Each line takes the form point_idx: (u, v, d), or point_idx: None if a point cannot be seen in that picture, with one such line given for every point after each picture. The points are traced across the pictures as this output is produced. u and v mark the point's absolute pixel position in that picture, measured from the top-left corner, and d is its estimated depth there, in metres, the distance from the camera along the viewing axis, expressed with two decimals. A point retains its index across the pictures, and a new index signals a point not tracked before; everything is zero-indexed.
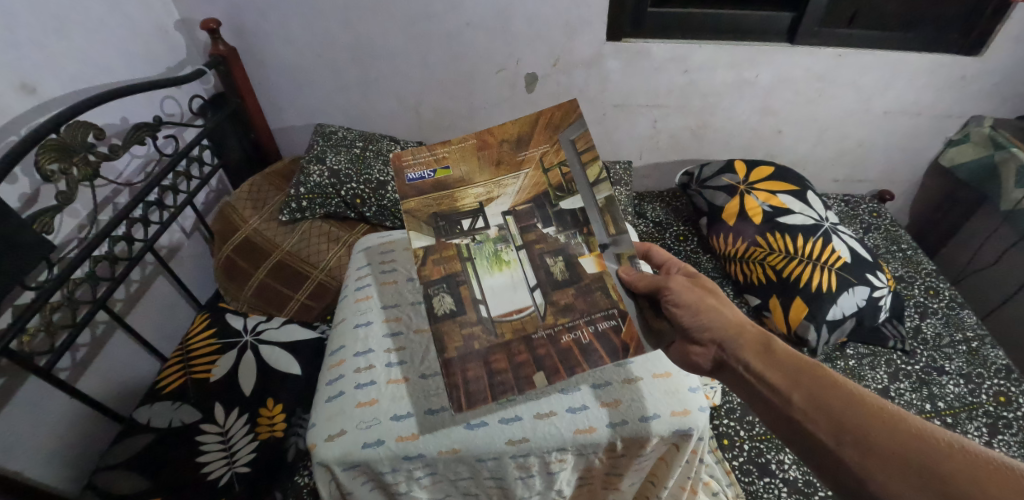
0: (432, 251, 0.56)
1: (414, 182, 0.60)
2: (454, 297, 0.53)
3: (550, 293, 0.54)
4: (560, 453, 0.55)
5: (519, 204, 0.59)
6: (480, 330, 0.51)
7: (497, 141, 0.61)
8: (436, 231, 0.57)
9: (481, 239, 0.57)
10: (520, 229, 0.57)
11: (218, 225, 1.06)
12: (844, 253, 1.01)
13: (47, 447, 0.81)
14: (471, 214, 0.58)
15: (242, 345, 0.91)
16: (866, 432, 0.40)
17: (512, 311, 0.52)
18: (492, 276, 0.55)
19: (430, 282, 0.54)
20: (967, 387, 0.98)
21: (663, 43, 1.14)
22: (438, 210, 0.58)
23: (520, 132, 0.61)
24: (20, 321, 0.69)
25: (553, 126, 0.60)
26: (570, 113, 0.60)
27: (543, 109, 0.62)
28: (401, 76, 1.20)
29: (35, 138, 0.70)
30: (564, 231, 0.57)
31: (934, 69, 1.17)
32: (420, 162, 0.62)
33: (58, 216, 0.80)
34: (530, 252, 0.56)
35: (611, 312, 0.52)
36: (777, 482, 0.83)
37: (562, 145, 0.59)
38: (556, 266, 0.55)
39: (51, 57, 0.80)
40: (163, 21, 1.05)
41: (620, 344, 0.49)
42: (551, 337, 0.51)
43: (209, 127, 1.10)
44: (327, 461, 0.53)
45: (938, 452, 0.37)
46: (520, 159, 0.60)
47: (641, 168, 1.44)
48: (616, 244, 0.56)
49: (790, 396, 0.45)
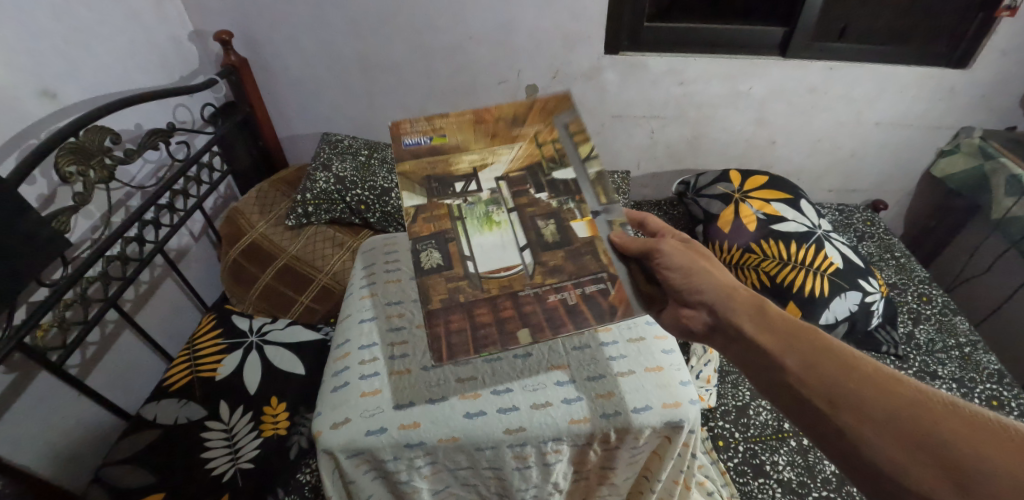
0: (422, 211, 0.57)
1: (409, 147, 0.61)
2: (443, 253, 0.54)
3: (539, 254, 0.55)
4: (556, 443, 0.57)
5: (512, 171, 0.61)
6: (466, 285, 0.52)
7: (494, 117, 0.63)
8: (428, 192, 0.59)
9: (473, 201, 0.59)
10: (511, 193, 0.59)
11: (227, 229, 1.09)
12: (836, 259, 1.03)
13: (54, 441, 0.82)
14: (464, 178, 0.60)
15: (248, 345, 0.93)
16: (865, 396, 0.42)
17: (498, 268, 0.53)
18: (481, 235, 0.56)
19: (418, 238, 0.55)
20: (959, 391, 0.99)
21: (659, 57, 1.18)
22: (433, 173, 0.60)
23: (517, 111, 0.64)
24: (35, 316, 0.72)
25: (549, 110, 0.63)
26: (565, 100, 0.63)
27: (540, 95, 0.65)
28: (406, 88, 1.24)
29: (55, 141, 0.74)
30: (556, 197, 0.58)
31: (923, 82, 1.21)
32: (418, 130, 0.63)
33: (74, 216, 0.83)
34: (521, 215, 0.57)
35: (600, 276, 0.52)
36: (771, 482, 0.84)
37: (556, 126, 0.62)
38: (547, 228, 0.56)
39: (72, 65, 0.84)
40: (178, 32, 1.10)
41: (609, 307, 0.49)
42: (538, 296, 0.52)
43: (220, 135, 1.13)
44: (332, 448, 0.55)
45: (938, 415, 0.39)
46: (515, 134, 0.62)
47: (640, 177, 1.47)
48: (608, 212, 0.56)
49: (786, 362, 0.46)
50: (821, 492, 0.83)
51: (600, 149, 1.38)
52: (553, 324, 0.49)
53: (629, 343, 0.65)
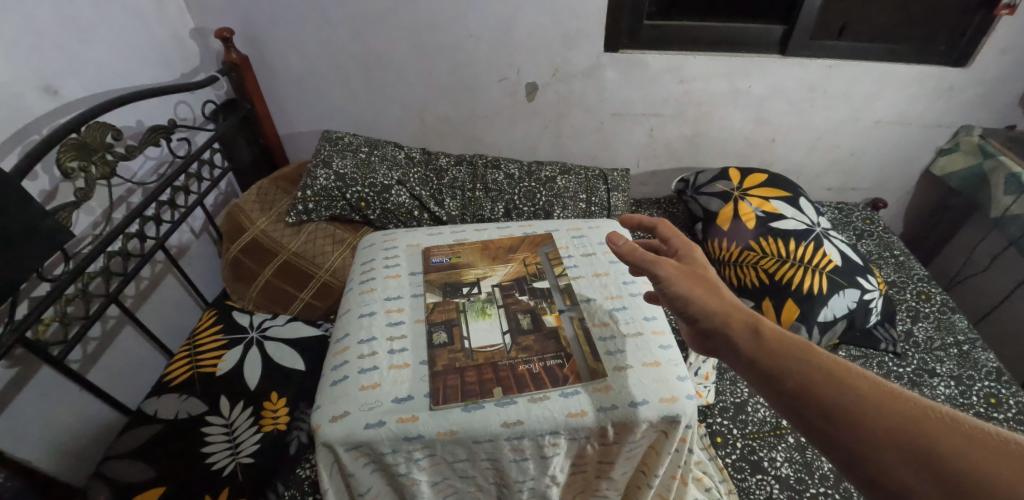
0: (438, 305, 0.69)
1: (434, 264, 0.77)
2: (448, 333, 0.65)
3: (516, 336, 0.64)
4: (554, 436, 0.57)
5: (504, 281, 0.73)
6: (462, 355, 0.62)
7: (496, 245, 0.80)
8: (442, 293, 0.71)
9: (473, 298, 0.70)
10: (502, 294, 0.70)
11: (228, 226, 1.09)
12: (835, 257, 1.04)
13: (56, 436, 0.83)
14: (470, 284, 0.72)
15: (248, 341, 0.94)
16: (878, 420, 0.37)
17: (484, 345, 0.63)
18: (477, 322, 0.66)
19: (432, 322, 0.67)
20: (957, 389, 0.99)
21: (659, 55, 1.18)
22: (446, 280, 0.73)
23: (512, 243, 0.81)
24: (36, 311, 0.72)
25: (535, 243, 0.80)
26: (547, 238, 0.81)
27: (528, 235, 0.83)
28: (406, 85, 1.24)
29: (58, 136, 0.74)
30: (535, 299, 0.69)
31: (923, 80, 1.21)
32: (443, 252, 0.79)
33: (75, 211, 0.83)
34: (507, 310, 0.68)
35: (559, 353, 0.62)
36: (769, 479, 0.84)
37: (540, 255, 0.78)
38: (524, 319, 0.66)
39: (74, 61, 0.84)
40: (179, 30, 1.10)
41: (563, 377, 0.59)
42: (511, 365, 0.61)
43: (220, 132, 1.14)
44: (331, 441, 0.55)
45: (964, 444, 0.34)
46: (510, 257, 0.77)
47: (640, 175, 1.47)
48: (571, 310, 0.68)
49: (791, 381, 0.42)
50: (818, 489, 0.83)
51: (600, 148, 1.38)
52: (518, 386, 0.58)
53: (627, 337, 0.65)
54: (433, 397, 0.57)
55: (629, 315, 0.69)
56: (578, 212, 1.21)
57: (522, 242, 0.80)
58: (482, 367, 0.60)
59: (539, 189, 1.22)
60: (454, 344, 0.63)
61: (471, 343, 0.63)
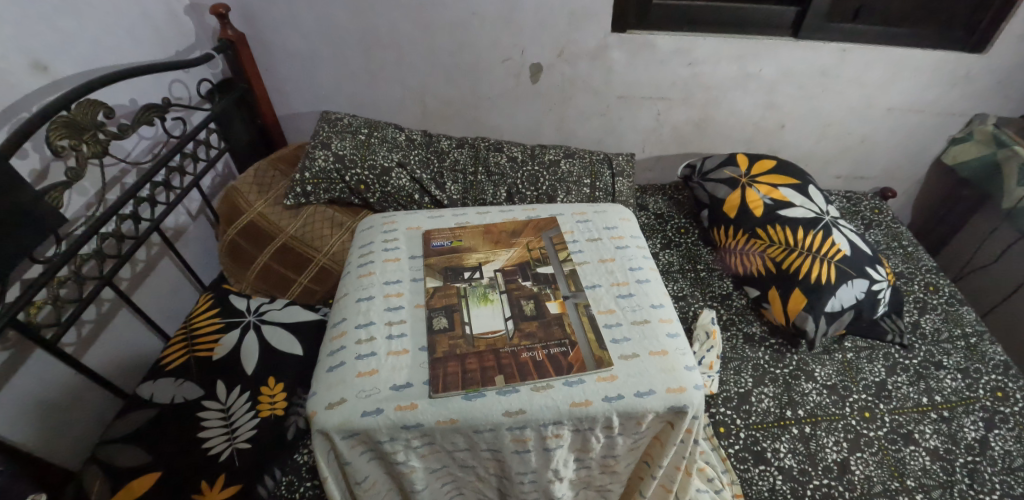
0: (439, 290, 0.67)
1: (436, 248, 0.75)
2: (449, 319, 0.63)
3: (519, 323, 0.62)
4: (557, 426, 0.56)
5: (507, 266, 0.71)
6: (462, 342, 0.60)
7: (499, 229, 0.78)
8: (444, 278, 0.69)
9: (475, 284, 0.68)
10: (505, 280, 0.68)
11: (224, 208, 1.07)
12: (844, 247, 1.01)
13: (51, 419, 0.82)
14: (472, 268, 0.70)
15: (246, 325, 0.93)
16: None
17: (486, 331, 0.61)
18: (479, 307, 0.64)
19: (432, 308, 0.65)
20: (964, 382, 0.97)
21: (667, 36, 1.15)
22: (448, 264, 0.71)
23: (516, 227, 0.78)
24: (27, 293, 0.70)
25: (539, 227, 0.78)
26: (552, 222, 0.79)
27: (533, 218, 0.81)
28: (407, 66, 1.21)
29: (46, 111, 0.72)
30: (538, 284, 0.67)
31: (940, 66, 1.18)
32: (444, 235, 0.77)
33: (67, 192, 0.81)
34: (509, 296, 0.66)
35: (563, 341, 0.60)
36: (772, 470, 0.83)
37: (544, 240, 0.76)
38: (527, 306, 0.64)
39: (65, 36, 0.81)
40: (174, 5, 1.07)
41: (567, 364, 0.57)
42: (514, 353, 0.59)
43: (217, 111, 1.11)
44: (327, 429, 0.53)
45: None
46: (513, 241, 0.75)
47: (644, 160, 1.43)
48: (576, 296, 0.66)
49: None
50: (822, 481, 0.82)
51: (605, 132, 1.35)
52: (521, 374, 0.56)
53: (632, 325, 0.63)
54: (433, 384, 0.55)
55: (635, 303, 0.67)
56: (582, 197, 1.19)
57: (526, 226, 0.78)
58: (484, 354, 0.59)
59: (543, 173, 1.20)
60: (454, 329, 0.62)
61: (472, 329, 0.62)
